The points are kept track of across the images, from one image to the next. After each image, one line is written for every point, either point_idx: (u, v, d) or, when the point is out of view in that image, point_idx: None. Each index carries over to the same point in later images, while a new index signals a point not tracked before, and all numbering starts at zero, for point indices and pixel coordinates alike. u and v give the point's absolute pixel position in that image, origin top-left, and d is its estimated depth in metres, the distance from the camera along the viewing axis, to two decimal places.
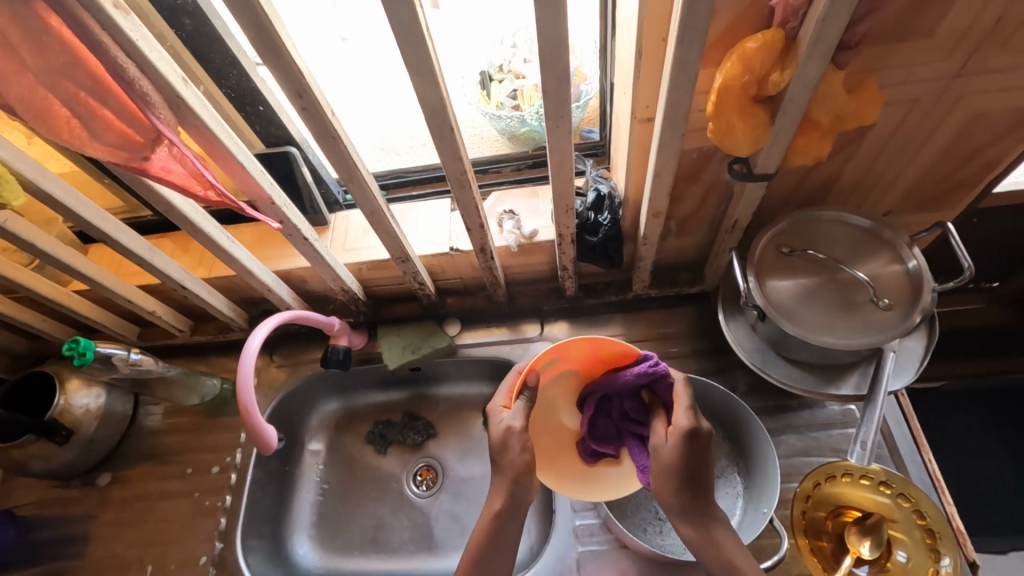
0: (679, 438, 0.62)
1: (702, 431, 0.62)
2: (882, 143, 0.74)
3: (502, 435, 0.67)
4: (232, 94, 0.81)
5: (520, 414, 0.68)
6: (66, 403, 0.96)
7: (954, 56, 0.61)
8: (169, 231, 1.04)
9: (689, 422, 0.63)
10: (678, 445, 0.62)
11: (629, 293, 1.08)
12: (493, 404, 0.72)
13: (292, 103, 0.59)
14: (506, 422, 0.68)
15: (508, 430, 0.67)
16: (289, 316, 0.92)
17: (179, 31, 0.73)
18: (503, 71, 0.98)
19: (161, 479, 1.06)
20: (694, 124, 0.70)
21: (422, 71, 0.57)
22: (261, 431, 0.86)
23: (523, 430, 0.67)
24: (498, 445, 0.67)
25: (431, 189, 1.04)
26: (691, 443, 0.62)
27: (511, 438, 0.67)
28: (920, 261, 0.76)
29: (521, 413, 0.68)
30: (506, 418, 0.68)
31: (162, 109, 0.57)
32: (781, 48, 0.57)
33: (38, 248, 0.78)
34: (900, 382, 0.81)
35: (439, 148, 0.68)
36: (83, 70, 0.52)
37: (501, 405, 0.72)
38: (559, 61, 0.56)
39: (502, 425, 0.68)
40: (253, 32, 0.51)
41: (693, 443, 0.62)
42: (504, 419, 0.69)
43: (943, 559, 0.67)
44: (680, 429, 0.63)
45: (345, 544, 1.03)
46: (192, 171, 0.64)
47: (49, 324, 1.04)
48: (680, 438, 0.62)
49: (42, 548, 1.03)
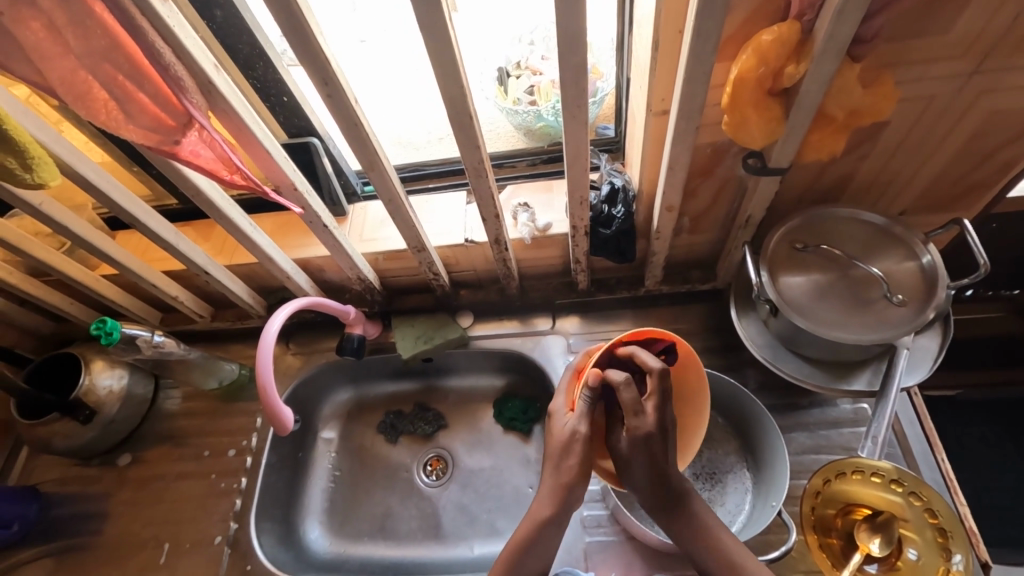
0: (636, 447, 0.63)
1: (656, 434, 0.63)
2: (897, 139, 0.74)
3: (568, 441, 0.67)
4: (258, 85, 0.83)
5: (585, 417, 0.68)
6: (90, 383, 0.99)
7: (971, 53, 0.62)
8: (193, 219, 1.07)
9: (643, 429, 0.62)
10: (637, 453, 0.64)
11: (641, 288, 1.09)
12: (556, 405, 0.71)
13: (318, 90, 0.61)
14: (570, 426, 0.67)
15: (575, 434, 0.67)
16: (306, 302, 0.94)
17: (210, 22, 0.75)
18: (520, 67, 1.00)
19: (179, 460, 1.09)
20: (709, 119, 0.71)
21: (444, 61, 0.58)
22: (277, 411, 0.88)
23: (588, 435, 0.67)
24: (562, 450, 0.67)
25: (447, 182, 1.06)
26: (652, 445, 0.63)
27: (576, 444, 0.67)
28: (934, 257, 0.76)
29: (585, 416, 0.67)
30: (571, 422, 0.68)
31: (194, 93, 0.59)
32: (797, 41, 0.58)
33: (70, 230, 0.81)
34: (913, 380, 0.81)
35: (458, 138, 0.69)
36: (122, 55, 0.54)
37: (564, 407, 0.71)
38: (577, 52, 0.57)
39: (567, 429, 0.67)
40: (284, 21, 0.53)
41: (650, 443, 0.63)
42: (569, 423, 0.68)
43: (955, 557, 0.67)
44: (634, 440, 0.63)
45: (355, 530, 1.05)
46: (220, 155, 0.66)
47: (76, 307, 1.07)
48: (636, 445, 0.63)
49: (63, 524, 1.06)
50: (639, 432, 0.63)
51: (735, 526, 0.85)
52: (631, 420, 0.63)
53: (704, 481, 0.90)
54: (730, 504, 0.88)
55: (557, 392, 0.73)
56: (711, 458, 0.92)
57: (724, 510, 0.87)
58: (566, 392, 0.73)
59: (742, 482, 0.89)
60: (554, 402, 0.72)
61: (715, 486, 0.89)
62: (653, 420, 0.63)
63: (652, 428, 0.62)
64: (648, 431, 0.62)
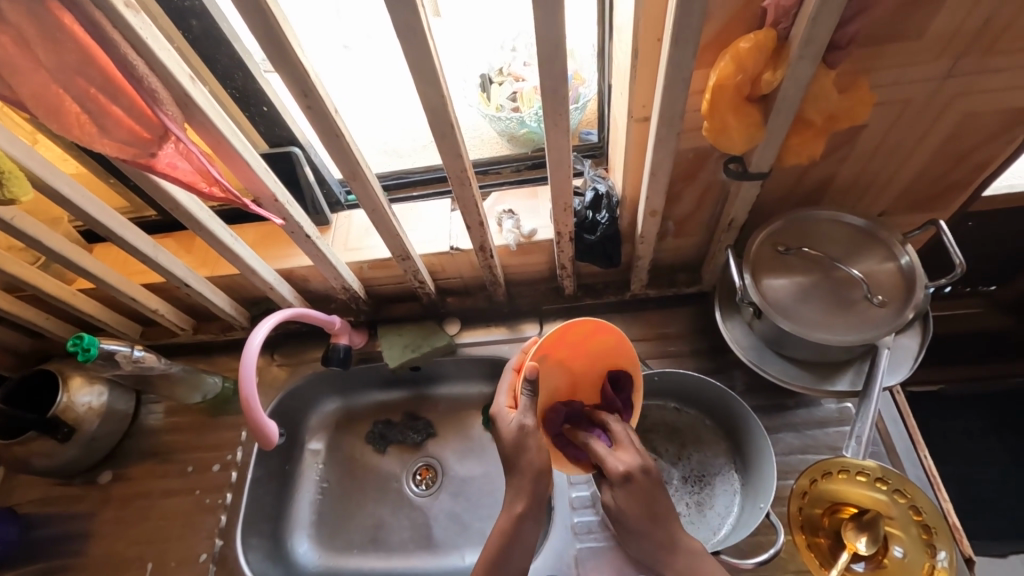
0: (622, 489, 0.62)
1: (640, 472, 0.63)
2: (875, 142, 0.76)
3: (517, 437, 0.67)
4: (237, 95, 0.82)
5: (531, 411, 0.69)
6: (68, 400, 0.97)
7: (943, 58, 0.63)
8: (174, 231, 1.05)
9: (624, 469, 0.63)
10: (625, 497, 0.62)
11: (628, 292, 1.09)
12: (498, 405, 0.71)
13: (297, 101, 0.61)
14: (518, 421, 0.67)
15: (523, 428, 0.67)
16: (290, 313, 0.93)
17: (186, 32, 0.74)
18: (503, 74, 1.00)
19: (162, 476, 1.07)
20: (690, 124, 0.72)
21: (425, 71, 0.58)
22: (262, 425, 0.87)
23: (537, 427, 0.67)
24: (515, 447, 0.66)
25: (431, 189, 1.06)
26: (640, 486, 0.62)
27: (528, 439, 0.67)
28: (913, 258, 0.78)
29: (530, 410, 0.68)
30: (517, 417, 0.68)
31: (170, 105, 0.58)
32: (774, 48, 0.58)
33: (45, 245, 0.80)
34: (895, 379, 0.82)
35: (441, 147, 0.69)
36: (94, 67, 0.53)
37: (507, 406, 0.71)
38: (557, 61, 0.57)
39: (514, 426, 0.67)
40: (261, 32, 0.53)
41: (637, 484, 0.62)
42: (514, 420, 0.68)
43: (939, 553, 0.68)
44: (618, 482, 0.62)
45: (345, 543, 1.04)
46: (198, 167, 0.65)
47: (52, 322, 1.05)
48: (620, 488, 0.62)
49: (43, 546, 1.03)
50: (622, 471, 0.63)
51: (724, 528, 0.85)
52: (612, 461, 0.64)
53: (693, 484, 0.90)
54: (719, 506, 0.88)
55: (498, 392, 0.73)
56: (699, 460, 0.92)
57: (713, 513, 0.87)
58: (509, 392, 0.73)
59: (731, 484, 0.89)
60: (495, 403, 0.72)
61: (704, 488, 0.90)
62: (634, 461, 0.64)
63: (634, 466, 0.63)
64: (632, 468, 0.63)
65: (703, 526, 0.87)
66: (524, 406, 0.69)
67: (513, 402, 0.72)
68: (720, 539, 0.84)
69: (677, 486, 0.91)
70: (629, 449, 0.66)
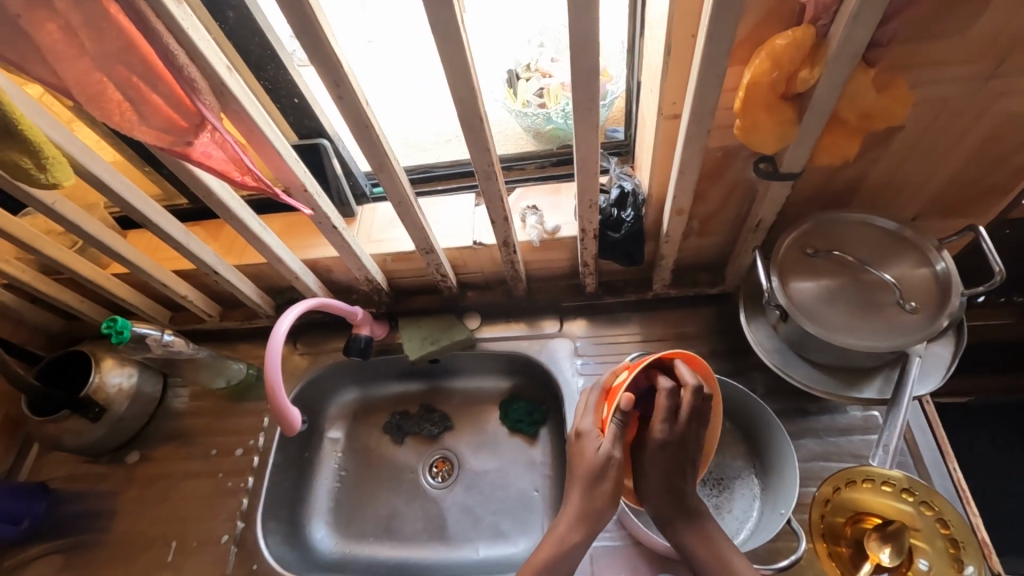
0: (656, 456, 0.65)
1: (676, 443, 0.65)
2: (912, 143, 0.74)
3: (603, 467, 0.65)
4: (269, 86, 0.84)
5: (620, 441, 0.66)
6: (100, 381, 1.00)
7: (988, 58, 0.61)
8: (204, 219, 1.08)
9: (664, 436, 0.64)
10: (654, 460, 0.65)
11: (649, 292, 1.08)
12: (585, 428, 0.68)
13: (329, 92, 0.61)
14: (606, 450, 0.65)
15: (610, 459, 0.65)
16: (314, 303, 0.95)
17: (222, 24, 0.76)
18: (530, 70, 0.99)
19: (187, 458, 1.09)
20: (720, 122, 0.71)
21: (455, 64, 0.59)
22: (285, 412, 0.89)
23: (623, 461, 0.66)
24: (597, 474, 0.66)
25: (456, 184, 1.05)
26: (671, 453, 0.65)
27: (613, 469, 0.65)
28: (948, 264, 0.75)
29: (619, 439, 0.66)
30: (606, 446, 0.65)
31: (207, 95, 0.60)
32: (811, 44, 0.57)
33: (82, 229, 0.82)
34: (925, 388, 0.80)
35: (468, 140, 0.69)
36: (136, 56, 0.55)
37: (594, 429, 0.68)
38: (588, 56, 0.57)
39: (603, 454, 0.65)
40: (297, 23, 0.54)
41: (671, 452, 0.65)
42: (605, 449, 0.66)
43: (967, 567, 0.65)
44: (655, 449, 0.65)
45: (361, 531, 1.05)
46: (231, 156, 0.67)
47: (87, 305, 1.08)
48: (654, 453, 0.65)
49: (72, 521, 1.06)
50: (660, 440, 0.64)
51: (743, 533, 0.84)
52: (656, 426, 0.65)
53: (712, 487, 0.89)
54: (737, 510, 0.87)
55: (583, 413, 0.71)
56: (718, 464, 0.91)
57: (731, 517, 0.86)
58: (594, 415, 0.70)
59: (749, 489, 0.88)
60: (581, 424, 0.69)
61: (723, 492, 0.88)
62: (676, 431, 0.64)
63: (674, 436, 0.64)
64: (670, 437, 0.64)
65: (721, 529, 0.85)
66: (614, 434, 0.66)
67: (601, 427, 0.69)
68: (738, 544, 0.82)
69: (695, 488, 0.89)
70: (676, 421, 0.65)
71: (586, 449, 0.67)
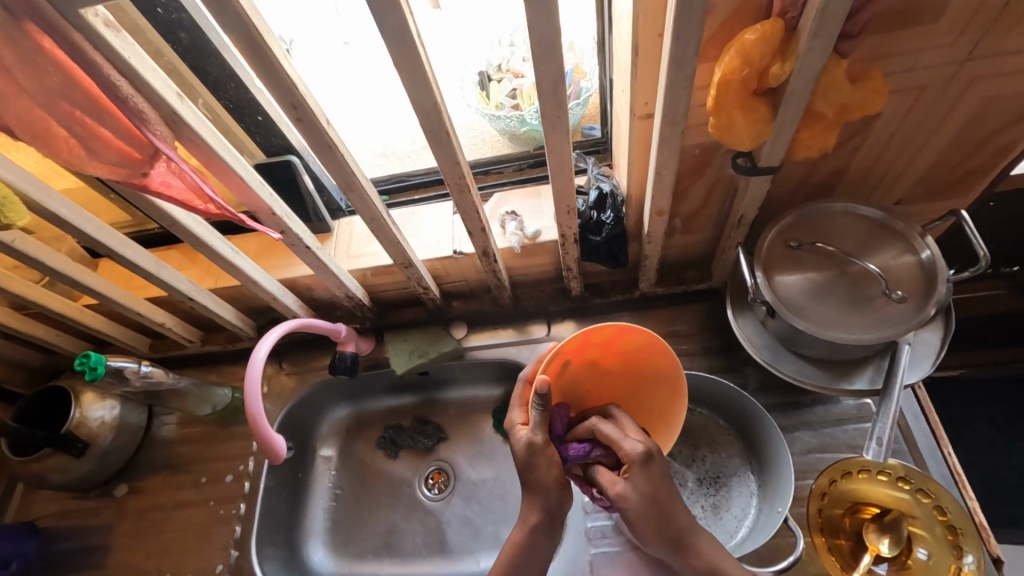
0: (639, 469, 0.60)
1: (654, 453, 0.61)
2: (891, 130, 0.72)
3: (526, 453, 0.65)
4: (232, 105, 0.81)
5: (541, 426, 0.65)
6: (81, 415, 0.98)
7: (964, 39, 0.59)
8: (175, 243, 1.05)
9: (641, 448, 0.61)
10: (639, 476, 0.60)
11: (636, 291, 1.07)
12: (511, 420, 0.69)
13: (287, 115, 0.59)
14: (525, 438, 0.65)
15: (530, 446, 0.64)
16: (294, 325, 0.92)
17: (175, 45, 0.72)
18: (502, 70, 0.98)
19: (177, 488, 1.07)
20: (694, 120, 0.69)
21: (414, 77, 0.57)
22: (270, 440, 0.87)
23: (547, 444, 0.64)
24: (525, 463, 0.65)
25: (433, 193, 1.04)
26: (651, 468, 0.61)
27: (536, 456, 0.64)
28: (933, 251, 0.74)
29: (539, 426, 0.65)
30: (526, 434, 0.65)
31: (158, 125, 0.57)
32: (781, 38, 0.55)
33: (47, 265, 0.79)
34: (916, 376, 0.79)
35: (436, 153, 0.67)
36: (78, 90, 0.52)
37: (519, 422, 0.69)
38: (553, 61, 0.55)
39: (523, 441, 0.65)
40: (244, 45, 0.51)
41: (652, 462, 0.61)
42: (524, 435, 0.65)
43: (966, 556, 0.66)
44: (635, 460, 0.60)
45: (360, 550, 1.04)
46: (191, 185, 0.65)
47: (63, 338, 1.06)
48: (639, 469, 0.60)
49: (65, 558, 1.04)
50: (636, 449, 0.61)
51: (742, 532, 0.83)
52: (624, 442, 0.62)
53: (709, 486, 0.88)
54: (736, 509, 0.86)
55: (513, 405, 0.72)
56: (715, 462, 0.90)
57: (730, 515, 0.86)
58: (521, 406, 0.72)
59: (747, 486, 0.87)
60: (510, 413, 0.70)
61: (720, 490, 0.88)
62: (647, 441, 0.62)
63: (646, 445, 0.61)
64: (649, 445, 0.62)
65: (719, 529, 0.84)
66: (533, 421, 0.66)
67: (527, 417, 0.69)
68: (736, 542, 0.81)
69: (692, 489, 0.89)
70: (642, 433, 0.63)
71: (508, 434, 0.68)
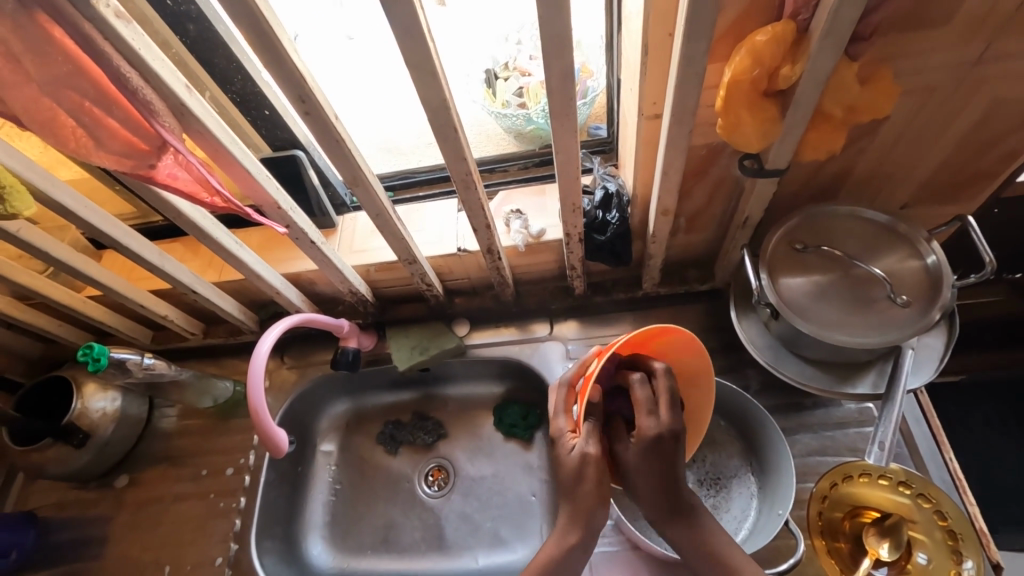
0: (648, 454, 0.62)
1: (666, 437, 0.61)
2: (898, 134, 0.72)
3: (578, 464, 0.64)
4: (238, 98, 0.81)
5: (592, 437, 0.65)
6: (83, 406, 0.98)
7: (975, 44, 0.59)
8: (179, 235, 1.05)
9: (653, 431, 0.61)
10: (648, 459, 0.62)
11: (638, 291, 1.07)
12: (559, 429, 0.68)
13: (295, 107, 0.59)
14: (580, 451, 0.64)
15: (584, 458, 0.64)
16: (298, 319, 0.92)
17: (183, 36, 0.72)
18: (508, 68, 0.97)
19: (176, 480, 1.07)
20: (702, 120, 0.69)
21: (423, 72, 0.56)
22: (271, 433, 0.87)
23: (600, 456, 0.64)
24: (576, 475, 0.65)
25: (438, 189, 1.03)
26: (664, 449, 0.61)
27: (587, 467, 0.64)
28: (939, 256, 0.74)
29: (592, 436, 0.65)
30: (579, 445, 0.65)
31: (166, 117, 0.57)
32: (792, 39, 0.55)
33: (51, 255, 0.79)
34: (918, 380, 0.79)
35: (442, 148, 0.67)
36: (86, 80, 0.52)
37: (567, 430, 0.68)
38: (562, 57, 0.55)
39: (577, 454, 0.64)
40: (253, 37, 0.51)
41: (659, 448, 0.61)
42: (577, 449, 0.65)
43: (966, 561, 0.66)
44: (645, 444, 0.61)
45: (359, 544, 1.04)
46: (197, 177, 0.65)
47: (65, 329, 1.06)
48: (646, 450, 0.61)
49: (64, 548, 1.04)
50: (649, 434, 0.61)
51: (742, 532, 0.83)
52: (643, 420, 0.62)
53: (709, 487, 0.88)
54: (736, 510, 0.86)
55: (554, 413, 0.70)
56: (715, 463, 0.90)
57: (730, 517, 0.86)
58: (565, 411, 0.70)
59: (747, 487, 0.87)
60: (554, 422, 0.69)
61: (720, 491, 0.88)
62: (666, 423, 0.61)
63: (663, 430, 0.61)
64: (663, 431, 0.61)
65: None
66: (585, 431, 0.65)
67: (574, 424, 0.69)
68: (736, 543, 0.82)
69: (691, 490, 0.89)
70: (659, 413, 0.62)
71: (558, 449, 0.67)
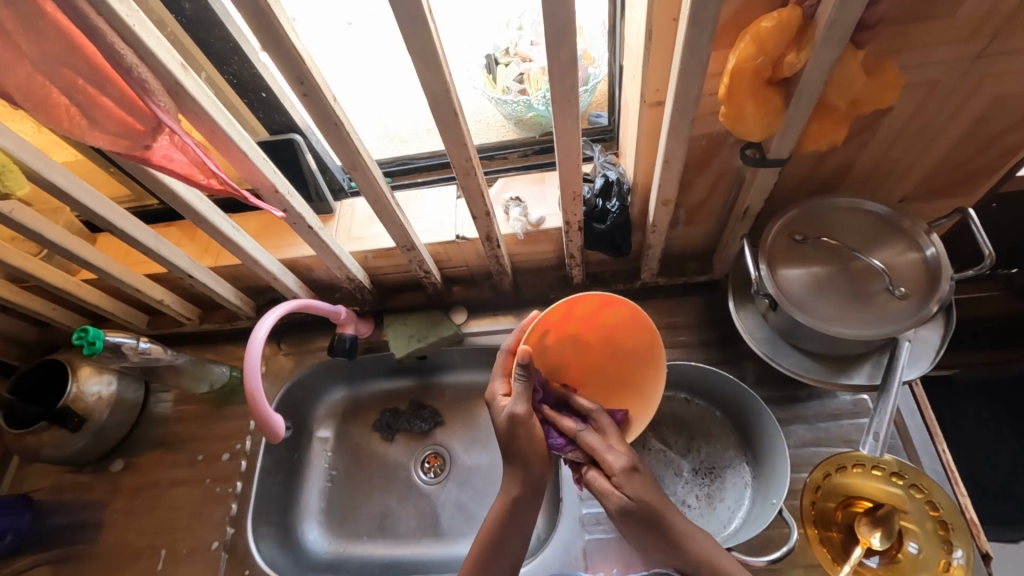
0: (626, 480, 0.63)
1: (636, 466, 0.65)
2: (901, 126, 0.72)
3: None
4: (234, 80, 0.80)
5: (523, 399, 0.66)
6: (78, 390, 0.97)
7: (981, 36, 0.59)
8: (174, 220, 1.04)
9: (623, 462, 0.65)
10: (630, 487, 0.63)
11: (637, 281, 1.06)
12: (493, 392, 0.69)
13: (293, 90, 0.58)
14: (509, 409, 0.65)
15: None
16: (295, 305, 0.92)
17: (178, 15, 0.71)
18: (509, 55, 0.96)
19: (173, 465, 1.07)
20: (704, 109, 0.68)
21: (424, 57, 0.55)
22: (268, 419, 0.87)
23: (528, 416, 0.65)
24: (509, 435, 0.66)
25: (436, 176, 1.03)
26: (637, 478, 0.64)
27: None
28: (938, 249, 0.74)
29: (523, 397, 0.66)
30: (509, 405, 0.66)
31: (162, 96, 0.56)
32: (798, 27, 0.54)
33: (45, 238, 0.78)
34: (914, 372, 0.80)
35: (443, 135, 0.66)
36: (80, 57, 0.51)
37: (502, 394, 0.69)
38: (565, 44, 0.54)
39: (507, 414, 0.65)
40: (251, 17, 0.50)
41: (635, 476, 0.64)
42: (506, 408, 0.66)
43: (956, 551, 0.66)
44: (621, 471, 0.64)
45: (354, 530, 1.04)
46: (194, 160, 0.63)
47: (59, 313, 1.05)
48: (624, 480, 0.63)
49: (60, 532, 1.04)
50: (619, 462, 0.65)
51: (734, 523, 0.84)
52: (608, 455, 0.65)
53: (703, 478, 0.89)
54: (730, 499, 0.87)
55: (494, 376, 0.71)
56: (710, 453, 0.91)
57: (724, 506, 0.87)
58: (504, 376, 0.70)
59: (741, 477, 0.88)
60: (492, 386, 0.70)
61: (715, 481, 0.89)
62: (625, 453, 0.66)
63: (629, 459, 0.65)
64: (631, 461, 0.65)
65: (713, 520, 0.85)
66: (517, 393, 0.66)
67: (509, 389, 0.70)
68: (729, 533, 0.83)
69: (685, 479, 0.89)
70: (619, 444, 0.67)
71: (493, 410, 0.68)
